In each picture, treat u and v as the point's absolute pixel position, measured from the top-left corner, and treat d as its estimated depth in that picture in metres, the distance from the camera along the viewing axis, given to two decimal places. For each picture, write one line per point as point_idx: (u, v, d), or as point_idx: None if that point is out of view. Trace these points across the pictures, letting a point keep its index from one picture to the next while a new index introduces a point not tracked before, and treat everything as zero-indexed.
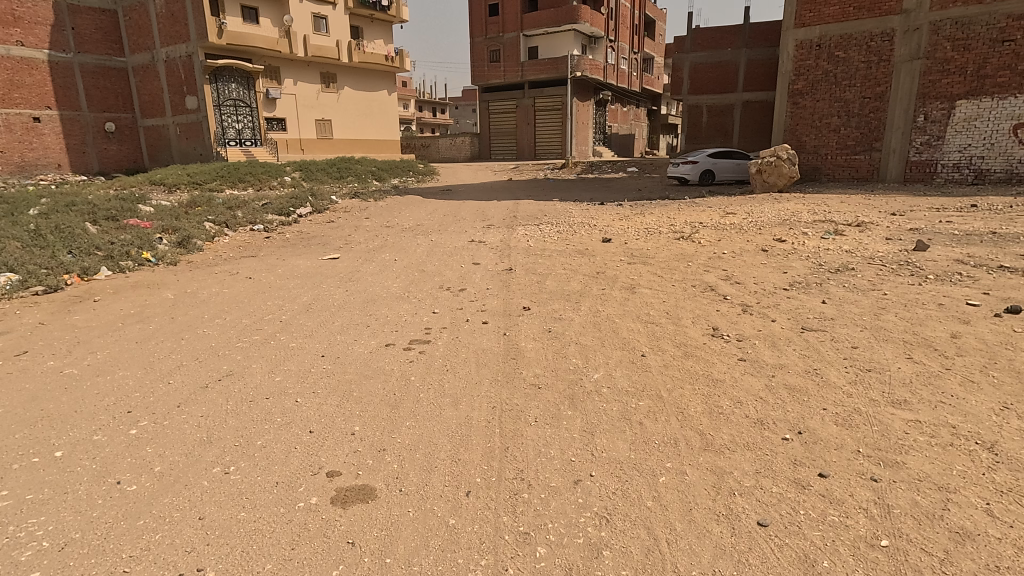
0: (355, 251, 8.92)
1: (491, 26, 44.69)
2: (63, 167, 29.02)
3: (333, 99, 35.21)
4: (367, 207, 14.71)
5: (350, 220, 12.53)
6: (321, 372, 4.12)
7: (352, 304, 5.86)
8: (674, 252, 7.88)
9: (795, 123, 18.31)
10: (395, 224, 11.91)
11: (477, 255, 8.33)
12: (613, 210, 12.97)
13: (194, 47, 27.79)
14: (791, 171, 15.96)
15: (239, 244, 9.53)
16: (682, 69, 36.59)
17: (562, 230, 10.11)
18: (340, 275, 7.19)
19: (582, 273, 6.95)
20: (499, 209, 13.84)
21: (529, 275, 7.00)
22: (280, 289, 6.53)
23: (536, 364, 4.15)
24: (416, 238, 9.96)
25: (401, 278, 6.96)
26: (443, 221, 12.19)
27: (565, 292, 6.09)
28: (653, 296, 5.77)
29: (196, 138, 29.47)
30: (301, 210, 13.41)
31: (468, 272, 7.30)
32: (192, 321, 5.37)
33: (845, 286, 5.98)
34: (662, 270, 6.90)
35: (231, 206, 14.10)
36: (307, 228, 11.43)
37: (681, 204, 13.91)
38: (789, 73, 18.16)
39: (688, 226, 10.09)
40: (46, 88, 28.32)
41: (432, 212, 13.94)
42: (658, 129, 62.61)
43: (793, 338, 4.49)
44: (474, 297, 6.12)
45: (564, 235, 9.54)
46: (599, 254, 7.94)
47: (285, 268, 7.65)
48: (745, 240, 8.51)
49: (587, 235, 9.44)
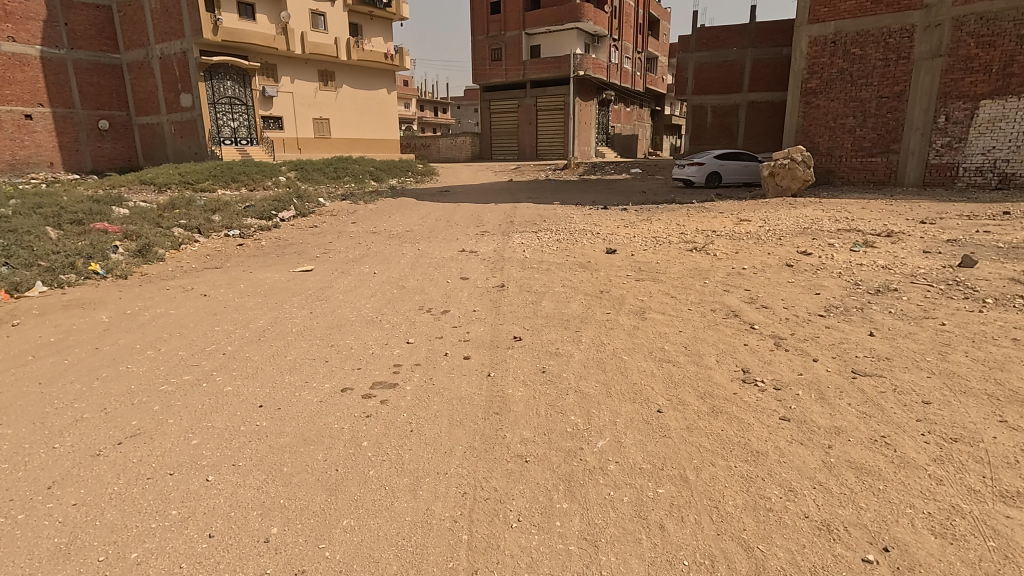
0: (332, 262, 8.06)
1: (492, 24, 43.80)
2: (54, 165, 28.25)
3: (330, 97, 34.38)
4: (357, 210, 13.88)
5: (335, 225, 11.68)
6: (250, 433, 3.24)
7: (313, 332, 4.99)
8: (687, 266, 7.02)
9: (807, 124, 17.41)
10: (381, 230, 11.05)
11: (465, 267, 7.45)
12: (615, 216, 12.10)
13: (189, 43, 26.97)
14: (806, 175, 15.03)
15: (207, 252, 8.67)
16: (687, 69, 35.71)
17: (562, 239, 9.25)
18: (310, 293, 6.32)
19: (581, 292, 6.10)
20: (494, 214, 13.00)
21: (522, 293, 6.15)
22: (239, 311, 5.67)
23: (523, 423, 3.27)
24: (403, 247, 9.10)
25: (378, 297, 6.10)
26: (432, 227, 11.33)
27: (563, 317, 5.23)
28: (666, 324, 4.92)
29: (191, 137, 28.66)
30: (284, 214, 12.54)
31: (455, 289, 6.44)
32: (122, 354, 4.51)
33: (892, 312, 5.10)
34: (674, 289, 6.04)
35: (213, 209, 13.28)
36: (288, 235, 10.60)
37: (688, 208, 13.03)
38: (802, 71, 17.27)
39: (700, 234, 9.23)
40: (38, 85, 27.54)
41: (423, 217, 13.09)
42: (662, 129, 61.70)
43: (845, 387, 3.61)
44: (458, 322, 5.26)
45: (563, 245, 8.70)
46: (603, 268, 7.09)
47: (251, 283, 6.80)
48: (765, 252, 7.65)
49: (588, 245, 8.58)
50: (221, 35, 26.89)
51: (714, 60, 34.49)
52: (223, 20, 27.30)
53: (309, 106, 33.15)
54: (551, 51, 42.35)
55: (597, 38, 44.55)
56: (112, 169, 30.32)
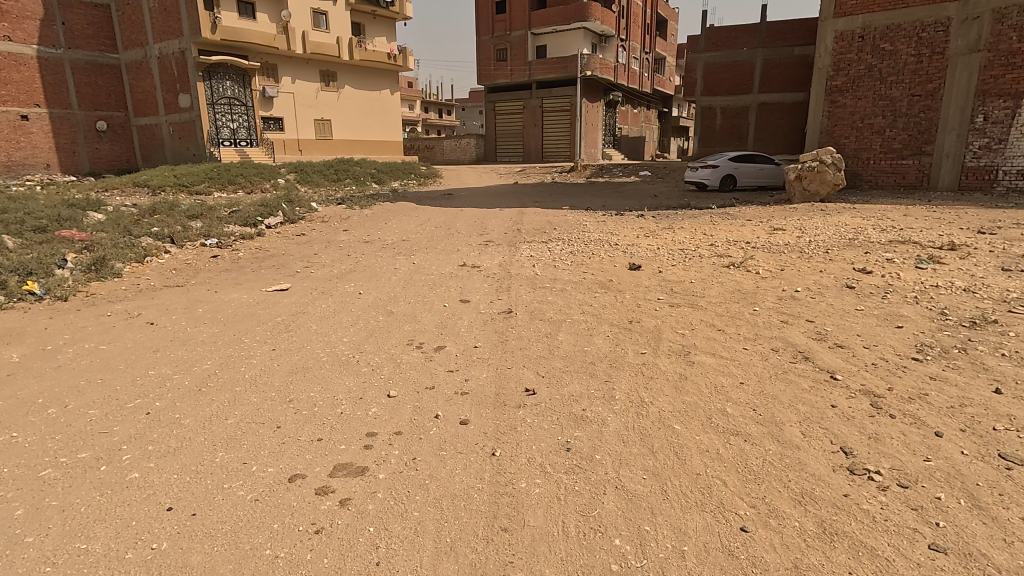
0: (313, 279, 6.99)
1: (498, 24, 42.82)
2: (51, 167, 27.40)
3: (333, 97, 33.43)
4: (352, 216, 12.88)
5: (325, 233, 10.64)
6: (137, 569, 2.16)
7: (271, 380, 3.92)
8: (728, 287, 5.96)
9: (833, 124, 16.20)
10: (373, 239, 9.98)
11: (465, 287, 6.38)
12: (631, 224, 11.03)
13: (187, 42, 26.08)
14: (836, 178, 13.93)
15: (172, 266, 7.65)
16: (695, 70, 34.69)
17: (576, 250, 8.19)
18: (278, 321, 5.25)
19: (606, 322, 5.04)
20: (498, 222, 11.91)
21: (535, 324, 5.07)
22: (193, 346, 4.61)
23: (543, 554, 2.21)
24: (398, 260, 8.03)
25: (359, 327, 5.04)
26: (430, 236, 10.26)
27: (586, 360, 4.17)
28: (721, 372, 3.85)
29: (189, 138, 27.76)
30: (270, 219, 11.53)
31: (453, 316, 5.37)
32: (16, 413, 3.45)
33: (1008, 355, 3.99)
34: (719, 319, 4.97)
35: (197, 214, 12.30)
36: (273, 244, 9.55)
37: (710, 216, 11.94)
38: (827, 68, 16.04)
39: (732, 247, 8.16)
40: (35, 86, 26.71)
41: (421, 223, 12.05)
42: (669, 131, 60.53)
43: (1006, 487, 2.51)
44: (455, 364, 4.21)
45: (578, 258, 7.67)
46: (627, 289, 6.03)
47: (220, 306, 5.76)
48: (816, 269, 6.55)
49: (607, 259, 7.55)
50: (221, 34, 25.99)
51: (724, 60, 33.34)
52: (223, 19, 26.41)
53: (310, 107, 32.20)
54: (558, 51, 41.29)
55: (605, 38, 43.53)
56: (110, 171, 29.46)
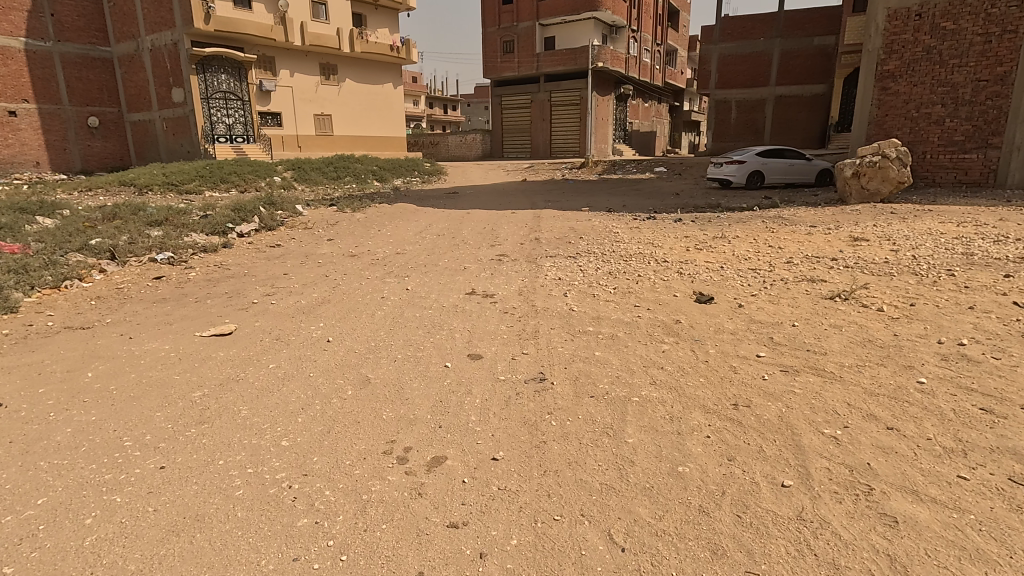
0: (276, 316, 5.22)
1: (504, 16, 40.90)
2: (42, 165, 25.77)
3: (334, 91, 31.68)
4: (342, 221, 11.10)
5: (305, 244, 8.91)
6: None
7: (127, 559, 2.14)
8: (854, 337, 4.13)
9: (883, 114, 13.92)
10: (360, 253, 8.19)
11: (478, 332, 4.60)
12: (671, 231, 9.28)
13: (179, 33, 24.44)
14: (901, 176, 12.07)
15: (95, 296, 5.88)
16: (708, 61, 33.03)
17: (617, 270, 6.46)
18: (206, 399, 3.47)
19: (695, 408, 3.23)
20: (510, 229, 10.03)
21: (584, 412, 3.28)
22: (43, 458, 2.84)
23: None
24: (392, 284, 6.26)
25: (321, 415, 3.25)
26: (430, 248, 8.43)
27: (690, 509, 2.38)
28: (961, 549, 2.04)
29: (183, 134, 26.08)
30: (241, 226, 9.78)
31: (464, 390, 3.59)
32: None
33: None
34: (878, 404, 3.13)
35: (160, 219, 10.58)
36: (240, 260, 7.82)
37: (760, 222, 10.13)
38: (878, 49, 13.77)
39: (817, 265, 6.35)
40: (23, 80, 25.07)
41: (421, 230, 10.28)
42: (681, 126, 58.31)
43: None
44: (462, 511, 2.42)
45: (621, 282, 5.91)
46: (705, 338, 4.26)
47: (137, 365, 4.00)
48: (966, 306, 4.67)
49: (657, 283, 5.79)
50: (214, 25, 24.31)
51: (740, 51, 31.98)
52: (217, 9, 24.70)
53: (309, 101, 30.38)
54: (567, 43, 39.38)
55: (615, 29, 41.59)
56: (103, 169, 27.82)
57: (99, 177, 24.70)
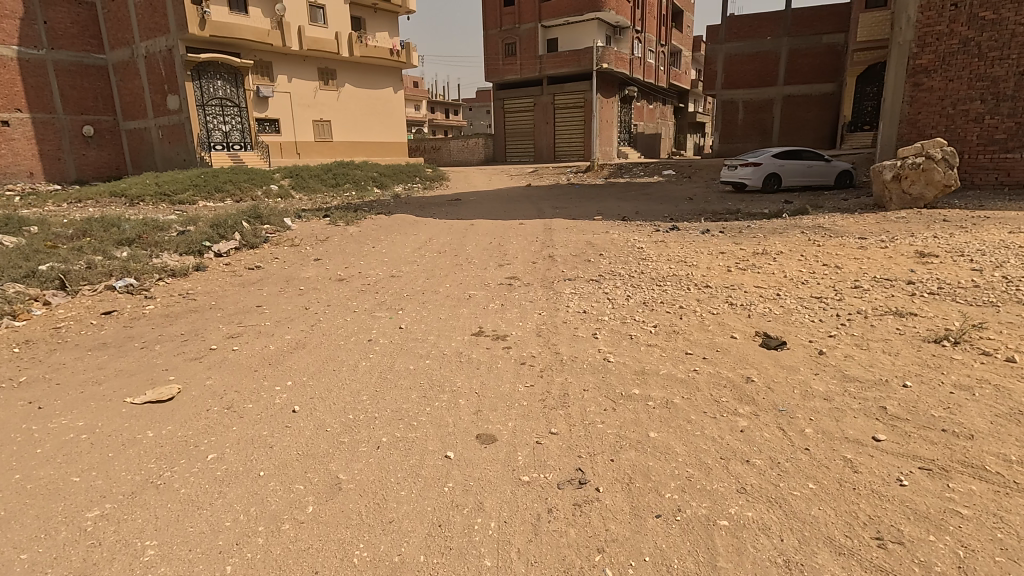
0: (236, 370, 4.16)
1: (506, 18, 39.95)
2: (35, 175, 24.85)
3: (333, 97, 30.74)
4: (334, 236, 10.09)
5: (288, 265, 7.89)
6: None
7: None
8: (1000, 407, 3.05)
9: (915, 111, 12.51)
10: (348, 276, 7.15)
11: (493, 394, 3.56)
12: (701, 246, 8.22)
13: (173, 39, 23.59)
14: (947, 178, 10.88)
15: (23, 342, 4.82)
16: (714, 62, 32.03)
17: (650, 300, 5.41)
18: (113, 526, 2.40)
19: (820, 546, 2.15)
20: (520, 243, 8.96)
21: (652, 551, 2.20)
22: None
23: None
24: (385, 320, 5.20)
25: (269, 563, 2.18)
26: (429, 270, 7.38)
27: None
28: None
29: (179, 142, 25.14)
30: (217, 245, 8.77)
31: (480, 504, 2.52)
32: None
33: None
34: None
35: (133, 237, 9.57)
36: (210, 288, 6.78)
37: (798, 234, 9.05)
38: (910, 43, 12.41)
39: (897, 292, 5.26)
40: (15, 89, 24.15)
41: (418, 246, 9.24)
42: (685, 128, 57.19)
43: None
44: None
45: (662, 317, 4.87)
46: (795, 409, 3.18)
47: (34, 458, 2.94)
48: None
49: (707, 319, 4.74)
50: (210, 30, 23.47)
51: (746, 50, 30.99)
52: (213, 14, 23.85)
53: (308, 107, 29.47)
54: (571, 44, 38.41)
55: (619, 30, 40.59)
56: (98, 179, 26.91)
57: (93, 187, 23.75)
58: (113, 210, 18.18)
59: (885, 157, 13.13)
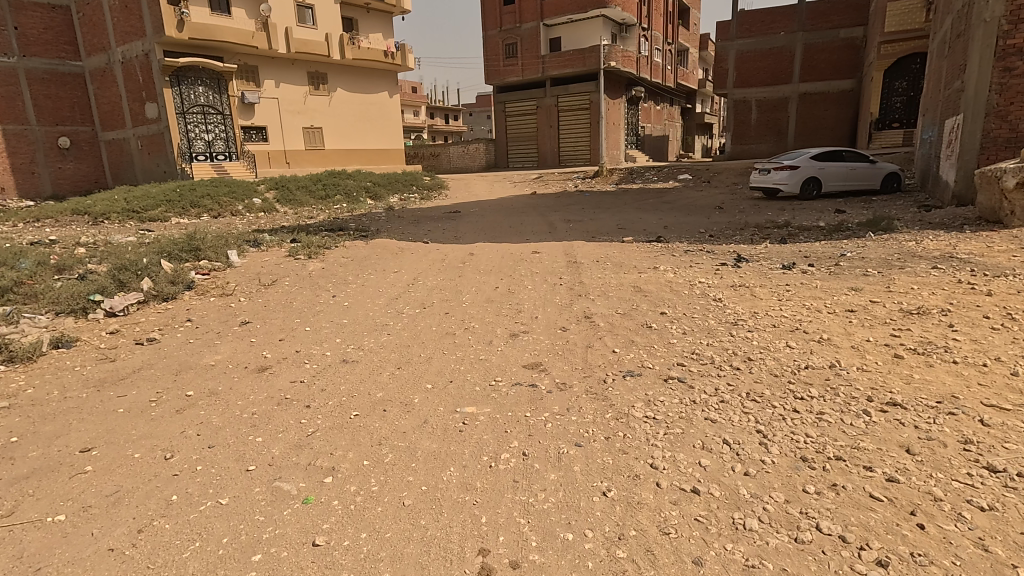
0: None
1: (506, 17, 37.42)
2: (5, 191, 22.45)
3: (325, 102, 28.16)
4: (285, 277, 7.51)
5: (198, 338, 5.29)
6: None
7: None
8: None
9: (1007, 103, 9.36)
10: (276, 364, 4.54)
11: None
12: (807, 296, 5.56)
13: (150, 43, 21.21)
14: None
15: None
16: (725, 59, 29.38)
17: (820, 453, 2.75)
18: None
19: None
20: (535, 290, 6.38)
21: None
22: None
23: None
24: (292, 511, 2.59)
25: None
26: (401, 348, 4.76)
27: None
28: None
29: (158, 153, 22.69)
30: (108, 301, 6.16)
31: None
32: None
33: None
34: None
35: (13, 283, 7.02)
36: (48, 392, 4.18)
37: (926, 270, 6.36)
38: (997, 20, 9.27)
39: None
40: None
41: (392, 292, 6.68)
42: (693, 129, 54.38)
43: None
44: None
45: (879, 525, 2.22)
46: None
47: None
48: None
49: (994, 542, 2.09)
50: (187, 32, 21.04)
51: (759, 47, 28.34)
52: (191, 15, 21.42)
53: (298, 113, 26.87)
54: (575, 43, 35.90)
55: (626, 28, 37.90)
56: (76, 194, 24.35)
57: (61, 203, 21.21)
58: (68, 231, 15.75)
59: (969, 163, 9.99)
